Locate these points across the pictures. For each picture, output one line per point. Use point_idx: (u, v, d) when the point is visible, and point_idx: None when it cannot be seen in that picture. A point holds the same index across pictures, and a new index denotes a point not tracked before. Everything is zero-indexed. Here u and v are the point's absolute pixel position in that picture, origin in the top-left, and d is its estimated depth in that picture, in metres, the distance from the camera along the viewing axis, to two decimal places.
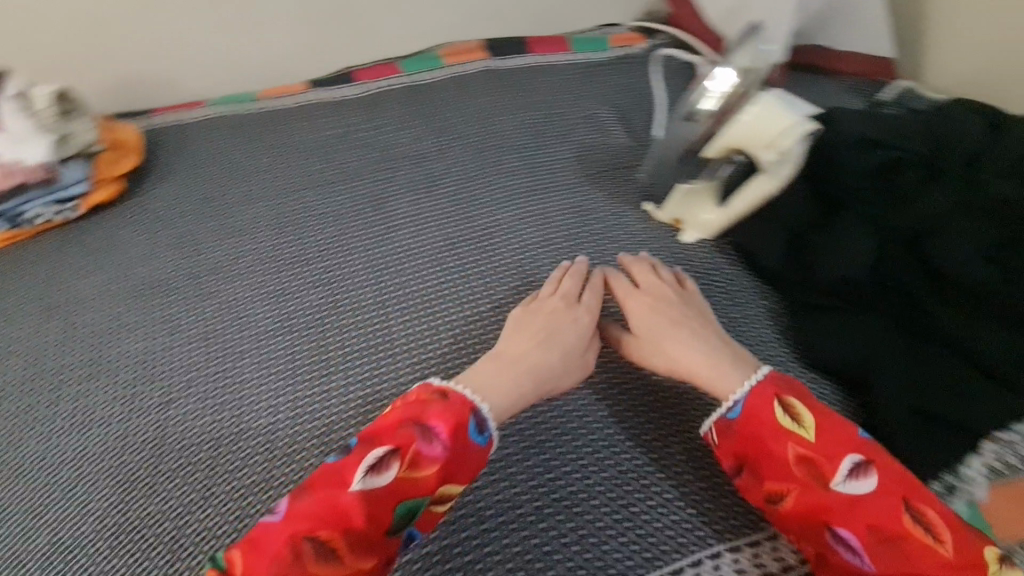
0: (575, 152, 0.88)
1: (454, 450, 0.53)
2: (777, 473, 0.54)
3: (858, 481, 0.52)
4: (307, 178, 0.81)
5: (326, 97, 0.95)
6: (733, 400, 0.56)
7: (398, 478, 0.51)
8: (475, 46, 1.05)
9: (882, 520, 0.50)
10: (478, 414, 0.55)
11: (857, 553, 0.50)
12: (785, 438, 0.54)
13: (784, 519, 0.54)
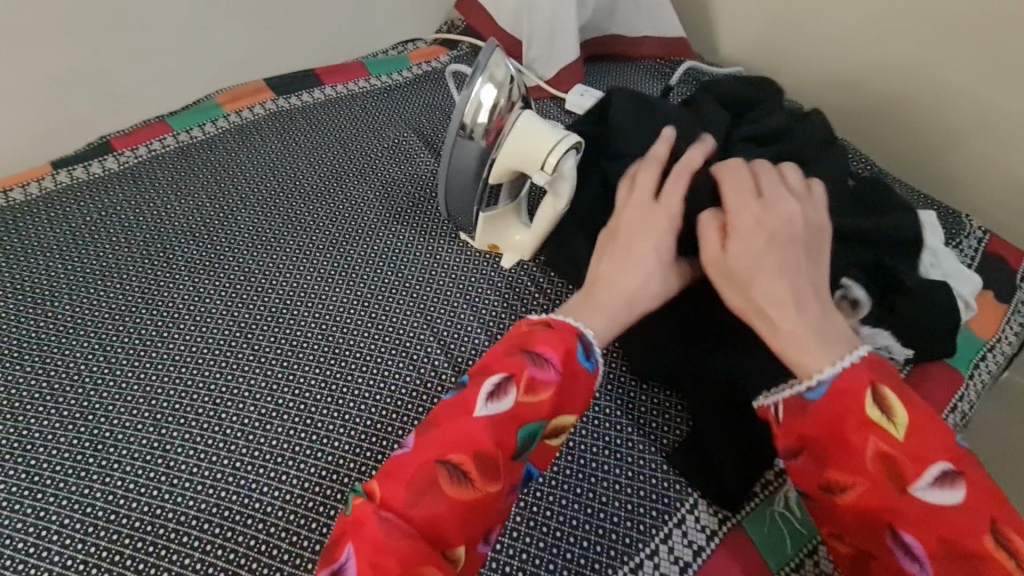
0: (379, 187, 0.81)
1: (567, 375, 0.51)
2: (851, 471, 0.47)
3: (945, 488, 0.44)
4: (68, 286, 0.70)
5: (82, 175, 0.81)
6: (817, 380, 0.48)
7: (517, 401, 0.49)
8: (256, 88, 0.93)
9: (958, 529, 0.43)
10: (581, 340, 0.52)
11: (912, 556, 0.45)
12: (867, 433, 0.46)
13: (840, 511, 0.48)
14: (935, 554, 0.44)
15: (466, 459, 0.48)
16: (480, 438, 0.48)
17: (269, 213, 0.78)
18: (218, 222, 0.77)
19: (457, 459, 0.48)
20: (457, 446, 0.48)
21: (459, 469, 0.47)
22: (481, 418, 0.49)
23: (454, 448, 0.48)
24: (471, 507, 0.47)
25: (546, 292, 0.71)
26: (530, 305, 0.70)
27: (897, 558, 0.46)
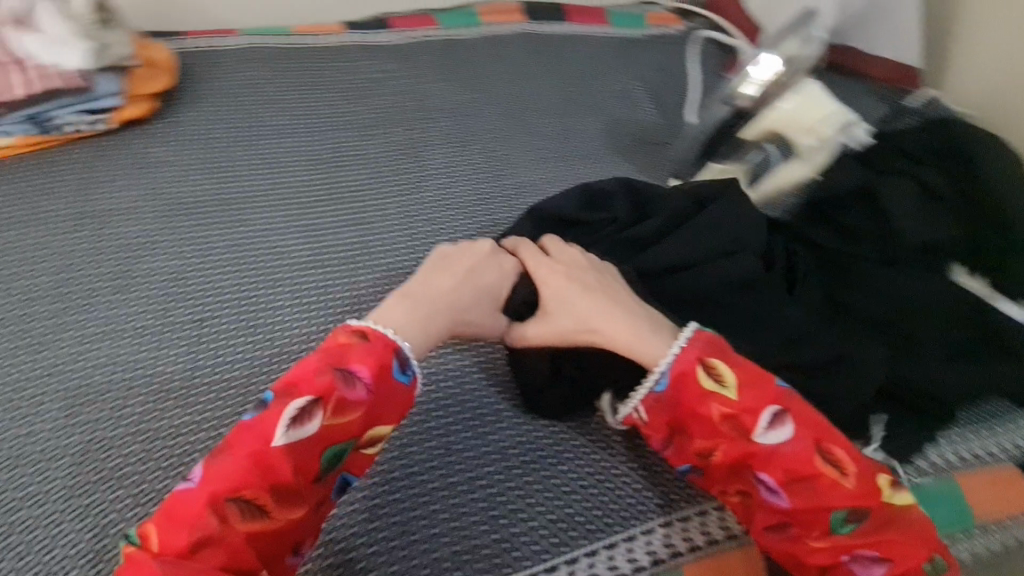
0: (607, 123, 0.89)
1: (377, 393, 0.45)
2: (709, 435, 0.48)
3: (773, 429, 0.47)
4: (345, 121, 0.82)
5: (364, 41, 0.94)
6: (660, 371, 0.48)
7: (323, 426, 0.43)
8: (511, 8, 1.04)
9: (798, 464, 0.46)
10: (398, 354, 0.47)
11: (771, 489, 0.47)
12: (708, 398, 0.48)
13: (712, 468, 0.49)
14: (786, 483, 0.46)
15: (246, 492, 0.41)
16: (246, 477, 0.41)
17: (511, 118, 0.87)
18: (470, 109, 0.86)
19: (239, 492, 0.41)
20: (226, 481, 0.41)
21: (243, 500, 0.41)
22: (241, 457, 0.41)
23: (242, 478, 0.41)
24: (267, 532, 0.41)
25: None
26: None
27: (760, 493, 0.48)
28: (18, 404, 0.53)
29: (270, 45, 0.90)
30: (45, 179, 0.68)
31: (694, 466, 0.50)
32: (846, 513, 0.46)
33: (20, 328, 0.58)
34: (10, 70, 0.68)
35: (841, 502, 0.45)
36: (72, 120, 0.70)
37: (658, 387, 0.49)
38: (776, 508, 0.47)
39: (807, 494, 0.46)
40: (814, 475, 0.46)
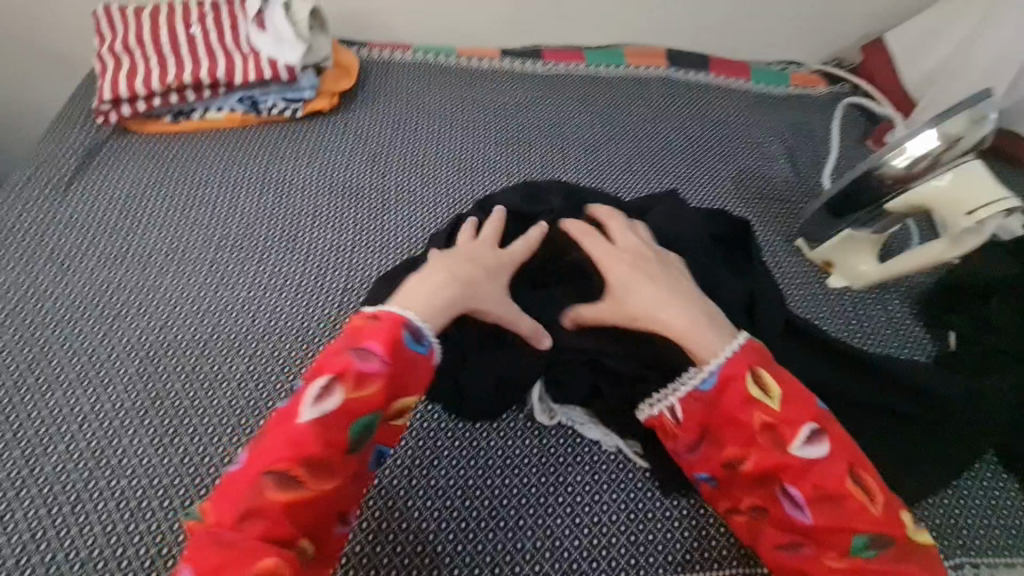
0: (736, 173, 0.91)
1: (394, 366, 0.48)
2: (743, 443, 0.50)
3: (812, 443, 0.48)
4: (491, 137, 0.91)
5: (517, 67, 1.03)
6: (707, 370, 0.52)
7: (341, 403, 0.46)
8: (656, 52, 1.09)
9: (828, 480, 0.47)
10: (405, 329, 0.50)
11: (798, 505, 0.48)
12: (751, 407, 0.50)
13: (736, 473, 0.50)
14: (814, 499, 0.47)
15: (294, 469, 0.44)
16: (297, 451, 0.44)
17: (642, 155, 0.92)
18: (604, 143, 0.93)
19: (283, 468, 0.44)
20: (278, 455, 0.44)
21: (284, 474, 0.44)
22: (299, 429, 0.45)
23: (282, 456, 0.44)
24: (300, 510, 0.44)
25: (867, 325, 0.74)
26: (847, 328, 0.73)
27: (783, 506, 0.49)
28: (194, 333, 0.63)
29: (435, 61, 1.01)
30: (245, 147, 0.81)
31: (713, 475, 0.52)
32: (869, 537, 0.46)
33: (202, 269, 0.68)
34: (243, 60, 0.79)
35: (863, 526, 0.46)
36: (275, 105, 0.83)
37: (703, 386, 0.51)
38: (800, 523, 0.48)
39: (836, 514, 0.47)
40: (843, 495, 0.47)
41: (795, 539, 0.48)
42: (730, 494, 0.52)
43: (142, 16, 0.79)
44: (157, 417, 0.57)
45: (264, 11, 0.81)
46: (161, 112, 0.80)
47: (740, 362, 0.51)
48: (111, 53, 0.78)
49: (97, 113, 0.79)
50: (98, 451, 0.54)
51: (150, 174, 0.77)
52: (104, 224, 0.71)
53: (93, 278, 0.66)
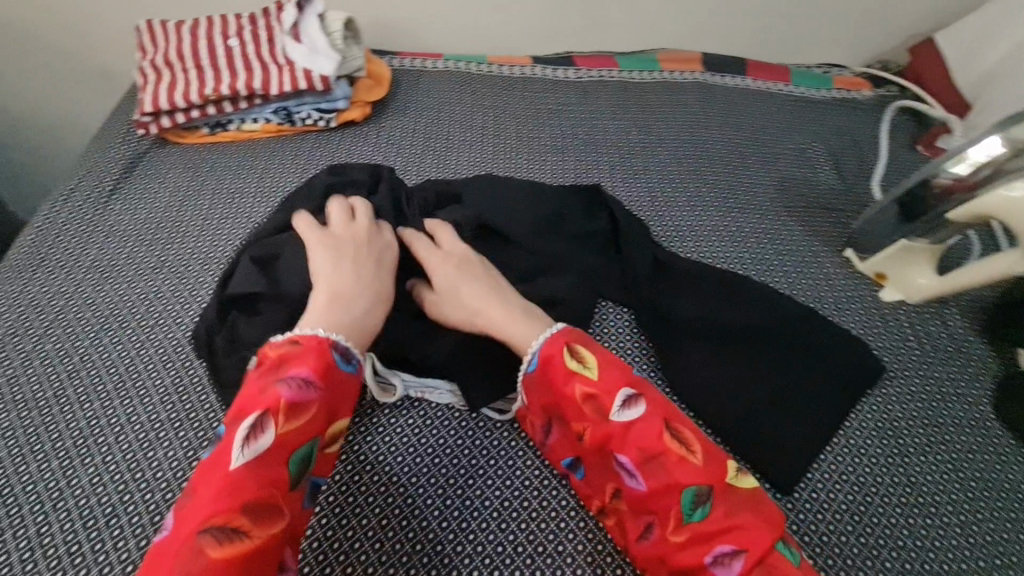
0: (777, 180, 0.87)
1: (327, 387, 0.47)
2: (577, 421, 0.51)
3: (628, 406, 0.50)
4: (522, 145, 0.89)
5: (547, 74, 1.02)
6: (531, 353, 0.54)
7: (279, 435, 0.43)
8: (691, 57, 1.06)
9: (650, 440, 0.48)
10: (333, 348, 0.49)
11: (630, 472, 0.49)
12: (574, 380, 0.51)
13: (588, 455, 0.51)
14: (643, 462, 0.48)
15: (234, 517, 0.39)
16: (246, 493, 0.40)
17: (679, 163, 0.89)
18: (638, 150, 0.91)
19: (221, 520, 0.39)
20: (213, 508, 0.39)
21: (219, 528, 0.38)
22: (238, 470, 0.41)
23: (217, 506, 0.39)
24: (248, 559, 0.38)
25: (924, 342, 0.69)
26: (904, 344, 0.69)
27: (624, 479, 0.49)
28: None
29: (465, 68, 1.00)
30: (280, 158, 0.81)
31: (575, 458, 0.53)
32: (695, 489, 0.46)
33: None
34: (279, 71, 0.79)
35: (689, 479, 0.47)
36: (309, 115, 0.83)
37: (532, 366, 0.53)
38: (637, 490, 0.48)
39: (663, 474, 0.47)
40: (664, 452, 0.48)
41: (647, 517, 0.48)
42: (592, 482, 0.52)
43: (183, 30, 0.80)
44: (191, 428, 0.56)
45: (299, 23, 0.81)
46: (199, 124, 0.81)
47: (551, 346, 0.53)
48: (153, 66, 0.79)
49: (138, 124, 0.80)
50: (134, 462, 0.54)
51: (186, 185, 0.77)
52: (142, 235, 0.72)
53: (132, 288, 0.67)
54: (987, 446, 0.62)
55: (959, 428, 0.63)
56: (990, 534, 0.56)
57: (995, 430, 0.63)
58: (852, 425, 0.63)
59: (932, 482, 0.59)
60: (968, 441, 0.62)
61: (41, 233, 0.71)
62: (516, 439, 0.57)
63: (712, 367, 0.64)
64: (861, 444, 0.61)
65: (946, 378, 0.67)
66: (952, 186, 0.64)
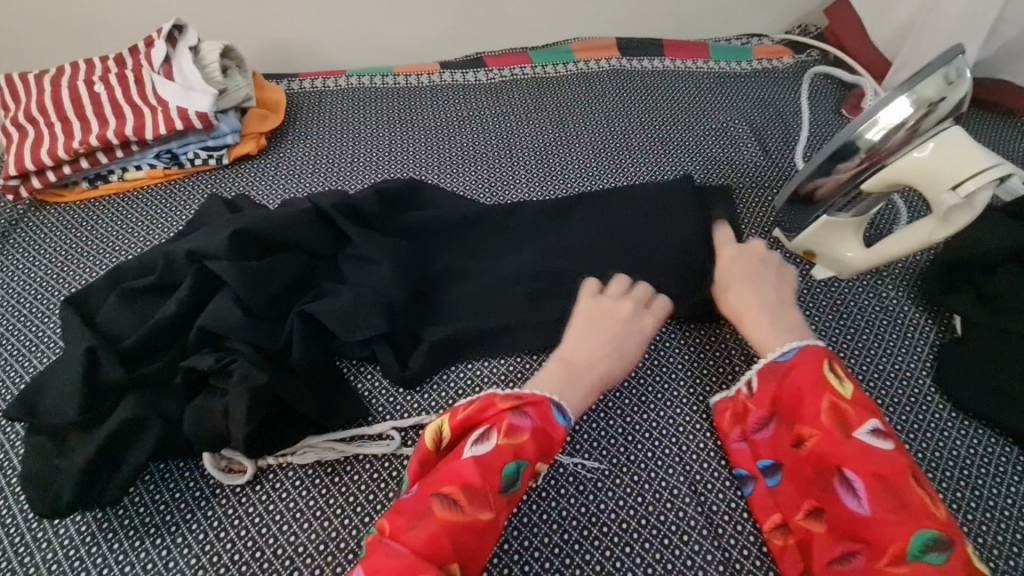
0: (701, 163, 0.84)
1: (544, 429, 0.48)
2: (805, 424, 0.48)
3: (877, 434, 0.46)
4: (433, 157, 0.85)
5: (458, 79, 0.97)
6: (785, 348, 0.51)
7: (497, 446, 0.46)
8: (606, 43, 1.03)
9: (890, 471, 0.44)
10: (552, 402, 0.49)
11: (852, 494, 0.45)
12: (820, 389, 0.48)
13: (801, 462, 0.48)
14: (872, 489, 0.44)
15: (457, 492, 0.44)
16: (466, 478, 0.44)
17: (599, 157, 0.85)
18: (556, 149, 0.87)
19: (449, 491, 0.44)
20: (447, 480, 0.45)
21: (449, 497, 0.43)
22: (468, 461, 0.45)
23: (446, 481, 0.44)
24: (460, 539, 0.42)
25: (859, 318, 0.66)
26: (840, 324, 0.66)
27: (839, 498, 0.45)
28: None
29: (370, 83, 0.95)
30: (169, 205, 0.75)
31: (776, 463, 0.50)
32: (933, 538, 0.42)
33: None
34: (152, 113, 0.73)
35: (927, 524, 0.42)
36: (195, 154, 0.77)
37: (780, 359, 0.51)
38: (855, 516, 0.44)
39: (896, 508, 0.43)
40: (907, 491, 0.44)
41: (849, 546, 0.44)
42: (787, 492, 0.49)
43: (45, 80, 0.74)
44: (70, 524, 0.50)
45: (170, 58, 0.75)
46: (76, 179, 0.75)
47: (811, 350, 0.50)
48: (16, 124, 0.73)
49: (8, 189, 0.73)
50: (8, 572, 0.48)
51: (66, 246, 0.71)
52: (15, 309, 0.65)
53: (1, 371, 0.60)
54: (931, 423, 0.59)
55: (902, 408, 0.60)
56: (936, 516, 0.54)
57: (937, 403, 0.61)
58: None
59: None
60: (911, 420, 0.60)
61: None
62: None
63: (639, 375, 0.59)
64: None
65: (883, 353, 0.64)
66: (867, 156, 0.58)
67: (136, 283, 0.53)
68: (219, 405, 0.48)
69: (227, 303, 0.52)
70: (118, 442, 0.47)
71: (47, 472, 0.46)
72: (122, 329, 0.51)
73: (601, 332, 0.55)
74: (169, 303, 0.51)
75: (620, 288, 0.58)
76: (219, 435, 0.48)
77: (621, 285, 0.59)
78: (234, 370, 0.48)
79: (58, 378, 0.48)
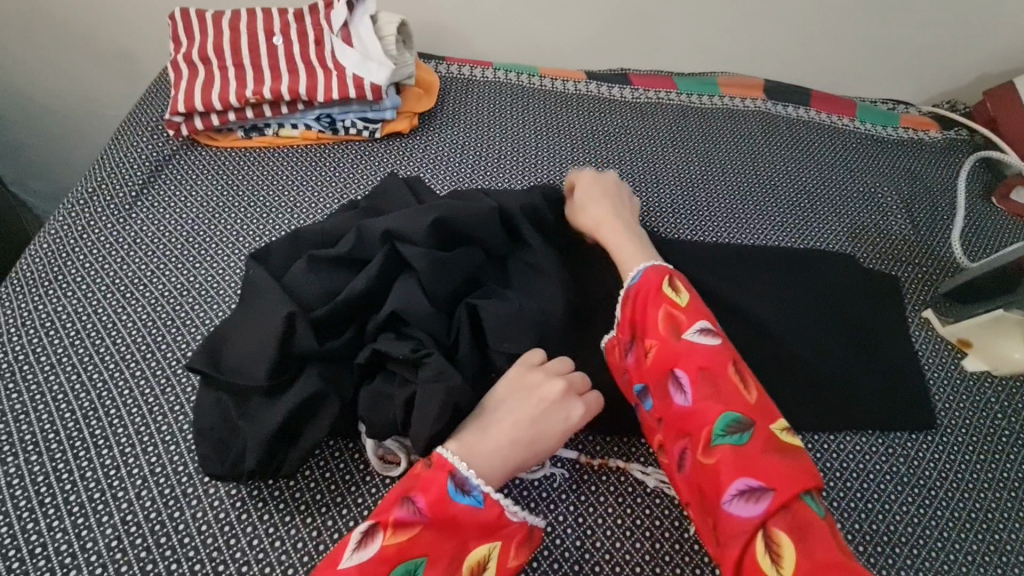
0: (848, 226, 0.82)
1: (434, 517, 0.42)
2: (657, 338, 0.51)
3: (702, 334, 0.50)
4: (578, 167, 0.84)
5: (603, 92, 0.96)
6: (633, 273, 0.56)
7: (381, 549, 0.41)
8: (753, 83, 1.01)
9: (713, 364, 0.49)
10: (455, 477, 0.44)
11: (680, 388, 0.48)
12: (660, 302, 0.52)
13: (643, 373, 0.51)
14: (695, 381, 0.48)
15: None
16: None
17: (744, 199, 0.84)
18: (701, 183, 0.85)
19: None
20: None
21: None
22: (347, 571, 0.40)
23: None
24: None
25: (1015, 421, 0.64)
26: (993, 422, 0.64)
27: (671, 396, 0.49)
28: None
29: (517, 80, 0.94)
30: (322, 169, 0.74)
31: (643, 386, 0.51)
32: (735, 417, 0.46)
33: None
34: (326, 76, 0.72)
35: (734, 406, 0.47)
36: (353, 123, 0.76)
37: (631, 284, 0.55)
38: (681, 408, 0.48)
39: (713, 395, 0.47)
40: (720, 375, 0.48)
41: (680, 441, 0.48)
42: (650, 412, 0.51)
43: (223, 23, 0.73)
44: (223, 485, 0.49)
45: (350, 23, 0.75)
46: (234, 126, 0.74)
47: (652, 270, 0.55)
48: (188, 61, 0.72)
49: (167, 124, 0.73)
50: (158, 525, 0.47)
51: (218, 193, 0.70)
52: (167, 249, 0.64)
53: (155, 311, 0.58)
54: None
55: None
56: None
57: None
58: (939, 514, 0.58)
59: None
60: None
61: (56, 242, 0.64)
62: (583, 515, 0.52)
63: None
64: (951, 539, 0.56)
65: None
66: None
67: (325, 253, 0.52)
68: (405, 396, 0.47)
69: (417, 290, 0.50)
70: (300, 414, 0.45)
71: (227, 432, 0.45)
72: (308, 298, 0.50)
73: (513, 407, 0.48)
74: (359, 280, 0.50)
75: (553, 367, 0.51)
76: (398, 426, 0.47)
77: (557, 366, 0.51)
78: (424, 363, 0.47)
79: (247, 337, 0.47)
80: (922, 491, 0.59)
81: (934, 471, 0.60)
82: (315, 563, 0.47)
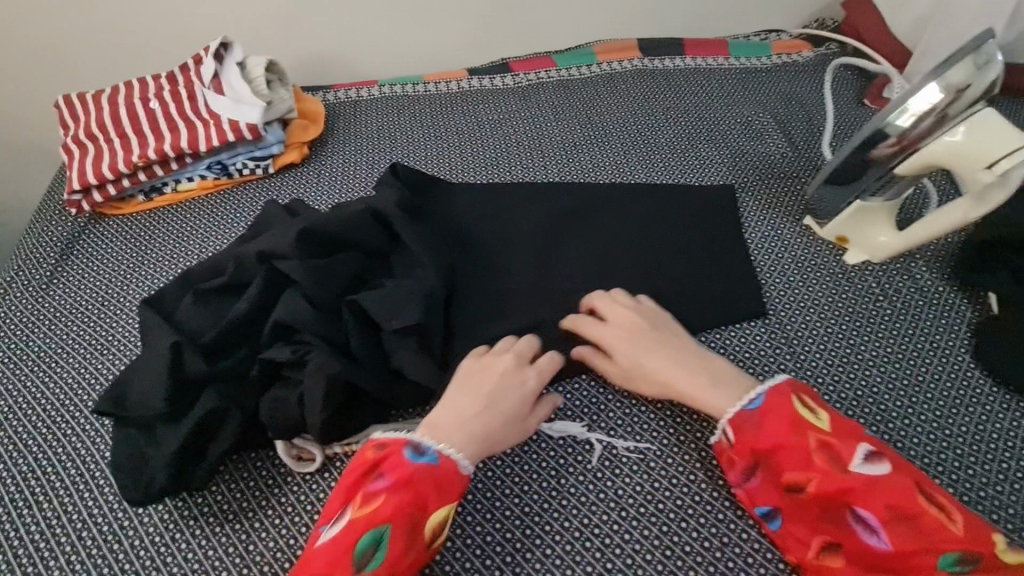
0: (729, 156, 0.86)
1: (400, 480, 0.47)
2: (804, 468, 0.48)
3: (872, 461, 0.47)
4: (468, 159, 0.88)
5: (486, 85, 1.00)
6: (755, 394, 0.52)
7: (352, 521, 0.46)
8: (628, 45, 1.05)
9: (899, 496, 0.46)
10: (406, 445, 0.49)
11: (871, 530, 0.46)
12: (804, 430, 0.49)
13: (805, 508, 0.48)
14: (889, 522, 0.45)
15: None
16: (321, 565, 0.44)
17: (628, 154, 0.88)
18: (586, 148, 0.89)
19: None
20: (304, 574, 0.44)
21: None
22: (322, 552, 0.44)
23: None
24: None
25: (894, 300, 0.68)
26: (875, 305, 0.68)
27: (859, 535, 0.46)
28: None
29: (402, 91, 0.99)
30: (222, 212, 0.78)
31: (773, 509, 0.50)
32: (957, 555, 0.44)
33: None
34: (205, 126, 0.77)
35: (949, 543, 0.44)
36: (243, 164, 0.81)
37: (750, 405, 0.52)
38: (879, 552, 0.45)
39: (914, 535, 0.45)
40: (920, 514, 0.45)
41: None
42: (790, 536, 0.49)
43: (103, 100, 0.79)
44: (156, 512, 0.53)
45: (220, 74, 0.79)
46: (133, 191, 0.79)
47: (777, 391, 0.51)
48: (77, 141, 0.77)
49: (70, 203, 0.78)
50: (101, 559, 0.51)
51: (128, 255, 0.75)
52: (84, 315, 0.69)
53: (78, 373, 0.63)
54: (972, 397, 0.61)
55: (942, 384, 0.62)
56: (983, 486, 0.56)
57: (978, 378, 0.62)
58: (832, 400, 0.61)
59: (921, 442, 0.58)
60: (953, 395, 0.61)
61: None
62: (491, 469, 0.56)
63: None
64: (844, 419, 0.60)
65: (922, 333, 0.65)
66: (897, 142, 0.61)
67: (208, 284, 0.56)
68: (295, 395, 0.51)
69: (296, 299, 0.55)
70: (202, 431, 0.50)
71: (139, 461, 0.49)
72: (200, 327, 0.54)
73: (470, 383, 0.55)
74: (242, 301, 0.55)
75: (504, 344, 0.59)
76: (295, 423, 0.51)
77: (506, 341, 0.60)
78: (307, 361, 0.51)
79: (144, 373, 0.51)
80: (813, 382, 0.62)
81: (824, 362, 0.64)
82: (247, 562, 0.51)
